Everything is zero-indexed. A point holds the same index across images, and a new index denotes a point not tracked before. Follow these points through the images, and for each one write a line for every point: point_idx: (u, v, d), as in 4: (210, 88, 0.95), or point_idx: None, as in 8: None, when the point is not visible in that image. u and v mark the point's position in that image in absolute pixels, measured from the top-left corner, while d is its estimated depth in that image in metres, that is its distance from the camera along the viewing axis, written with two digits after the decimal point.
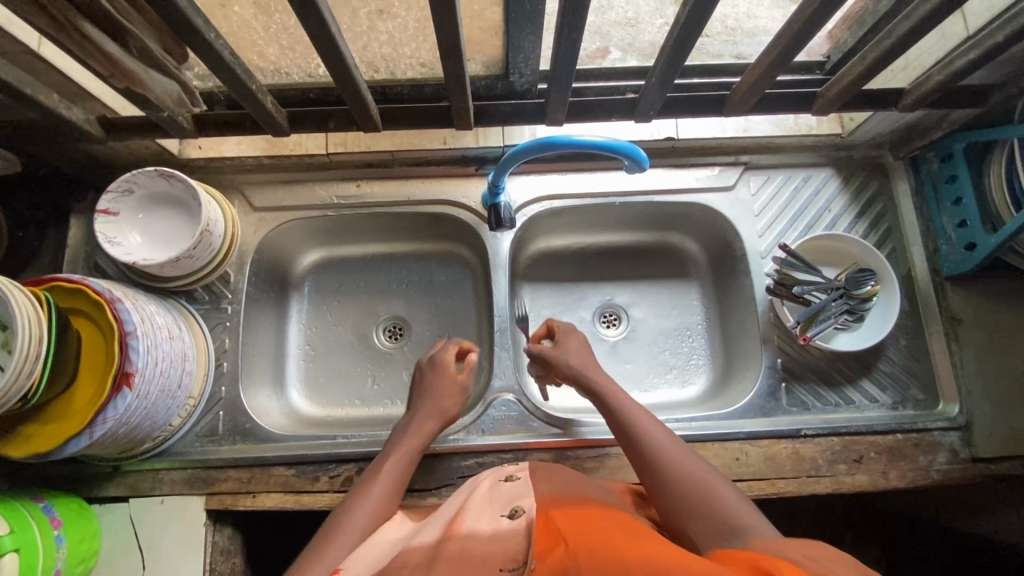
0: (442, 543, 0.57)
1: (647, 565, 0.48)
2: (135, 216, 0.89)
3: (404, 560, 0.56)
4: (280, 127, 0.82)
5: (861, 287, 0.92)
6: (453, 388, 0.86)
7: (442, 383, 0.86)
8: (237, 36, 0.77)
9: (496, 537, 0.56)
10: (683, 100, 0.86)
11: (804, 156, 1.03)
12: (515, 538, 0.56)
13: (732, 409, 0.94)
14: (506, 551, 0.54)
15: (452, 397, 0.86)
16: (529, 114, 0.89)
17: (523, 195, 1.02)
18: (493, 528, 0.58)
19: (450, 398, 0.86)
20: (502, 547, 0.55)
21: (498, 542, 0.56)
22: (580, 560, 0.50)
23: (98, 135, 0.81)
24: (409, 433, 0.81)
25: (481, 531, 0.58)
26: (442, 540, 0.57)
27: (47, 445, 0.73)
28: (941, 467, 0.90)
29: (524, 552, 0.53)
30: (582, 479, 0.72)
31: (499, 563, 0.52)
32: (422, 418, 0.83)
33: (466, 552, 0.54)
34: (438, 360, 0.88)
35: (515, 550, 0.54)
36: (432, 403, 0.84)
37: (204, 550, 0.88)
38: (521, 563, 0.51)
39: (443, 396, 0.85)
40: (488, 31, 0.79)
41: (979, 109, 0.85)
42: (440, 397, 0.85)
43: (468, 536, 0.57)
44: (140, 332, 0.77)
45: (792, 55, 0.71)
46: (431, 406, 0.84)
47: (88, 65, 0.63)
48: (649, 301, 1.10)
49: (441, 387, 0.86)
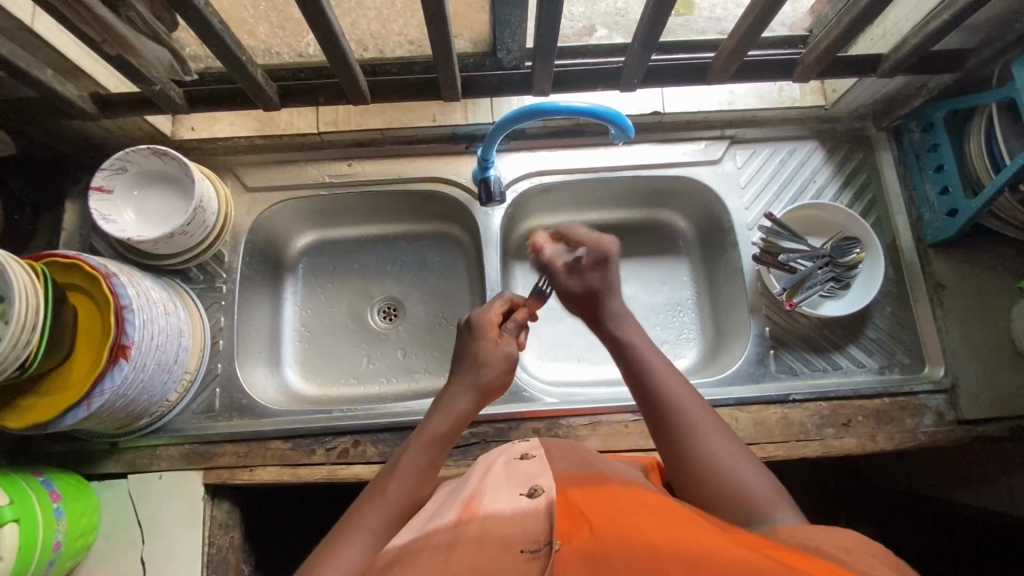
0: (459, 528, 0.54)
1: (675, 553, 0.47)
2: (130, 193, 0.91)
3: (420, 549, 0.53)
4: (271, 102, 0.84)
5: (847, 255, 0.94)
6: (495, 355, 0.75)
7: (483, 346, 0.75)
8: (229, 13, 0.77)
9: (517, 518, 0.54)
10: (666, 68, 0.88)
11: (788, 129, 1.05)
12: (538, 518, 0.53)
13: (721, 377, 0.96)
14: (530, 534, 0.51)
15: (497, 369, 0.74)
16: (516, 85, 0.89)
17: (513, 172, 1.04)
18: (513, 508, 0.55)
19: (493, 366, 0.74)
20: (523, 529, 0.52)
21: (519, 525, 0.53)
22: (605, 543, 0.49)
23: (91, 112, 0.83)
24: (437, 415, 0.72)
25: (501, 512, 0.55)
26: (460, 524, 0.55)
27: (46, 415, 0.74)
28: (928, 429, 0.91)
29: (548, 534, 0.51)
30: (595, 457, 0.69)
31: (520, 545, 0.50)
32: (461, 395, 0.73)
33: (487, 538, 0.52)
34: (481, 319, 0.77)
35: (537, 532, 0.51)
36: (471, 376, 0.74)
37: (203, 524, 0.89)
38: (543, 546, 0.49)
39: (482, 365, 0.74)
40: (474, 6, 0.81)
41: (956, 75, 0.87)
42: (482, 366, 0.74)
43: (487, 520, 0.55)
44: (136, 306, 0.78)
45: (769, 18, 0.73)
46: (467, 378, 0.74)
47: (81, 33, 0.66)
48: (640, 277, 1.11)
49: (483, 354, 0.74)
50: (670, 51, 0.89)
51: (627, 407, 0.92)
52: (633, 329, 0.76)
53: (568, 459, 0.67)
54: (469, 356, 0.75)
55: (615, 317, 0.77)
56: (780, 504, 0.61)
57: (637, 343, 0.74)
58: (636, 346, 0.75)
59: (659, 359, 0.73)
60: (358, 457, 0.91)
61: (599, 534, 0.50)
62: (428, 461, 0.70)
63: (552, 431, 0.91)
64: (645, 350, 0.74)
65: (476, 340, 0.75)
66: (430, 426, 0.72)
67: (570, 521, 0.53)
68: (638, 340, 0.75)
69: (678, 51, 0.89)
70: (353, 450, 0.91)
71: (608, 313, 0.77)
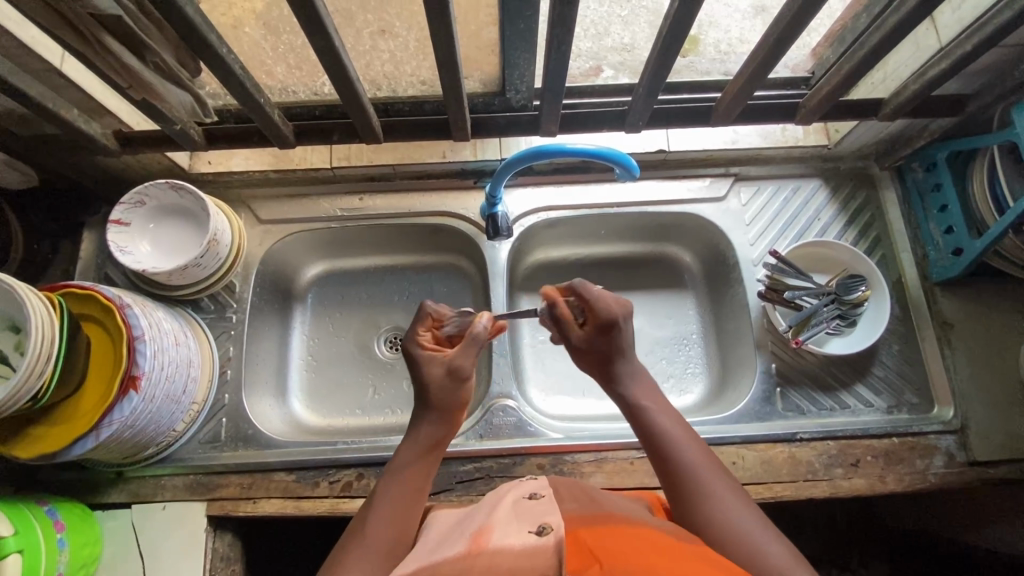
0: (470, 560, 0.52)
1: None
2: (146, 226, 0.93)
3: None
4: (287, 140, 0.87)
5: (851, 293, 0.95)
6: (446, 376, 0.71)
7: (430, 368, 0.72)
8: (248, 55, 0.80)
9: (527, 553, 0.50)
10: (671, 110, 0.90)
11: (792, 167, 1.07)
12: (547, 556, 0.50)
13: (728, 414, 0.95)
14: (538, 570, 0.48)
15: (449, 387, 0.71)
16: (524, 125, 0.92)
17: (520, 207, 1.06)
18: (522, 544, 0.52)
19: (444, 389, 0.71)
20: (532, 564, 0.49)
21: (526, 562, 0.49)
22: None
23: (114, 148, 0.87)
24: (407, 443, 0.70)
25: (511, 547, 0.52)
26: (470, 556, 0.53)
27: (54, 445, 0.75)
28: (937, 470, 0.90)
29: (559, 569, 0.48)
30: (603, 499, 0.66)
31: None
32: (424, 421, 0.71)
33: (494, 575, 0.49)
34: (413, 346, 0.74)
35: (547, 567, 0.49)
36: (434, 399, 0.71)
37: (204, 556, 0.88)
38: None
39: (433, 387, 0.71)
40: (484, 50, 0.82)
41: (957, 118, 0.88)
42: (431, 388, 0.71)
43: (497, 553, 0.52)
44: (148, 337, 0.79)
45: (770, 66, 0.75)
46: (431, 403, 0.71)
47: (109, 78, 0.69)
48: (645, 311, 1.11)
49: (440, 376, 0.71)
50: (676, 92, 0.92)
51: (632, 444, 0.92)
52: (644, 390, 0.73)
53: (577, 500, 0.64)
54: (420, 391, 0.72)
55: (623, 379, 0.74)
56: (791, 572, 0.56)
57: (647, 403, 0.71)
58: (646, 406, 0.71)
59: (671, 418, 0.70)
60: (362, 491, 0.91)
61: (610, 568, 0.48)
62: (413, 485, 0.68)
63: (556, 467, 0.91)
64: (655, 411, 0.71)
65: (419, 368, 0.72)
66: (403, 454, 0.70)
67: (581, 559, 0.50)
68: (646, 401, 0.72)
69: (683, 92, 0.92)
70: (357, 483, 0.91)
71: (616, 374, 0.74)
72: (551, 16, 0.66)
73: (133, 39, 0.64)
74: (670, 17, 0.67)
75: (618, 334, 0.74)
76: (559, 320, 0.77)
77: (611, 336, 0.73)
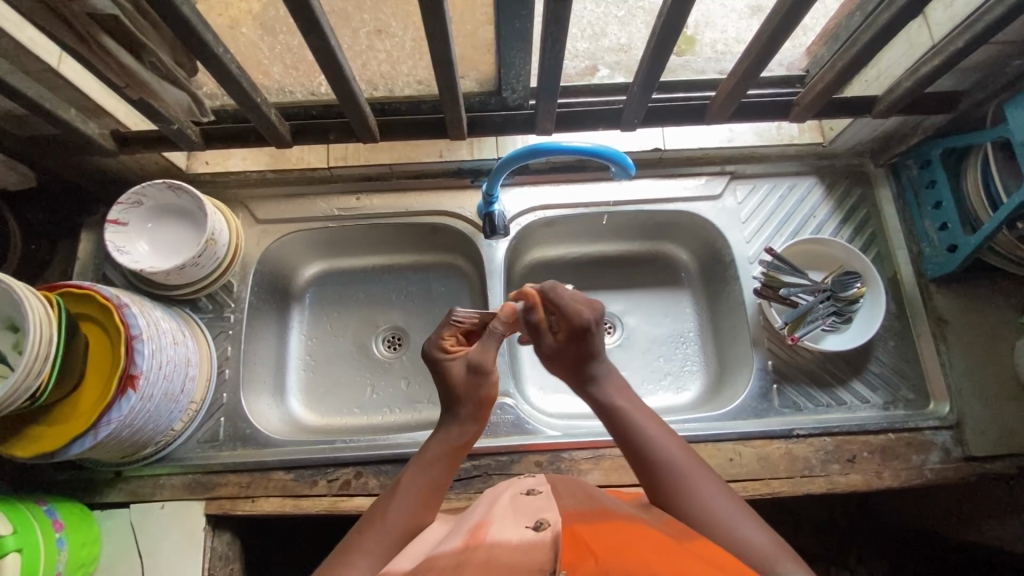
0: (466, 553, 0.53)
1: None
2: (144, 225, 0.94)
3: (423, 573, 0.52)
4: (284, 139, 0.87)
5: (848, 289, 0.95)
6: (472, 378, 0.71)
7: (455, 369, 0.72)
8: (245, 55, 0.81)
9: (523, 548, 0.51)
10: (665, 108, 0.91)
11: (787, 165, 1.07)
12: (543, 549, 0.50)
13: (725, 411, 0.95)
14: (534, 566, 0.49)
15: (473, 383, 0.71)
16: (519, 124, 0.93)
17: (517, 206, 1.06)
18: (518, 539, 0.53)
19: (471, 387, 0.71)
20: (527, 559, 0.50)
21: (522, 556, 0.50)
22: None
23: (111, 149, 0.87)
24: (438, 437, 0.71)
25: (507, 541, 0.53)
26: (467, 549, 0.53)
27: (53, 444, 0.76)
28: (934, 465, 0.91)
29: (553, 564, 0.48)
30: (600, 494, 0.66)
31: None
32: (454, 422, 0.71)
33: (490, 568, 0.50)
34: (438, 350, 0.74)
35: (542, 562, 0.49)
36: (462, 394, 0.71)
37: (202, 555, 0.89)
38: None
39: (460, 385, 0.71)
40: (480, 49, 0.83)
41: (950, 115, 0.89)
42: (456, 387, 0.71)
43: (493, 547, 0.52)
44: (146, 336, 0.80)
45: (763, 65, 0.76)
46: (461, 399, 0.71)
47: (107, 78, 0.69)
48: (642, 309, 1.12)
49: (468, 377, 0.71)
50: (671, 91, 0.92)
51: None
52: (615, 390, 0.74)
53: (574, 496, 0.64)
54: (446, 391, 0.72)
55: (597, 380, 0.74)
56: (777, 554, 0.58)
57: (621, 402, 0.72)
58: (622, 406, 0.72)
59: (645, 415, 0.72)
60: (360, 489, 0.91)
61: (605, 564, 0.49)
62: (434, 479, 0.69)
63: (554, 464, 0.92)
64: (633, 411, 0.72)
65: (444, 371, 0.73)
66: (433, 447, 0.71)
67: (576, 553, 0.50)
68: (621, 399, 0.73)
69: (678, 90, 0.92)
70: (355, 482, 0.91)
71: (590, 376, 0.74)
72: (545, 15, 0.66)
73: (131, 39, 0.64)
74: (663, 16, 0.67)
75: (591, 338, 0.73)
76: (536, 326, 0.76)
77: (585, 341, 0.73)
